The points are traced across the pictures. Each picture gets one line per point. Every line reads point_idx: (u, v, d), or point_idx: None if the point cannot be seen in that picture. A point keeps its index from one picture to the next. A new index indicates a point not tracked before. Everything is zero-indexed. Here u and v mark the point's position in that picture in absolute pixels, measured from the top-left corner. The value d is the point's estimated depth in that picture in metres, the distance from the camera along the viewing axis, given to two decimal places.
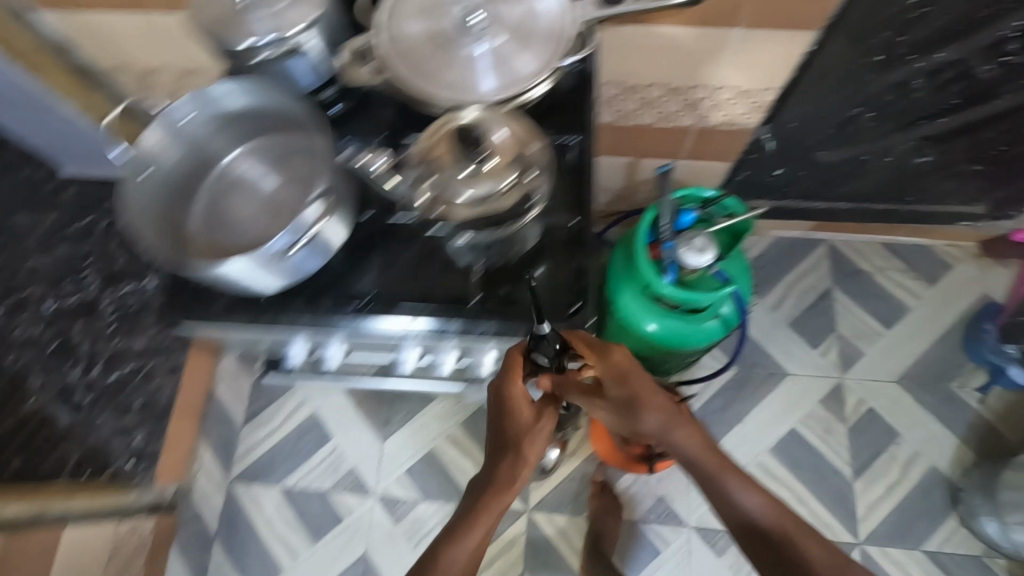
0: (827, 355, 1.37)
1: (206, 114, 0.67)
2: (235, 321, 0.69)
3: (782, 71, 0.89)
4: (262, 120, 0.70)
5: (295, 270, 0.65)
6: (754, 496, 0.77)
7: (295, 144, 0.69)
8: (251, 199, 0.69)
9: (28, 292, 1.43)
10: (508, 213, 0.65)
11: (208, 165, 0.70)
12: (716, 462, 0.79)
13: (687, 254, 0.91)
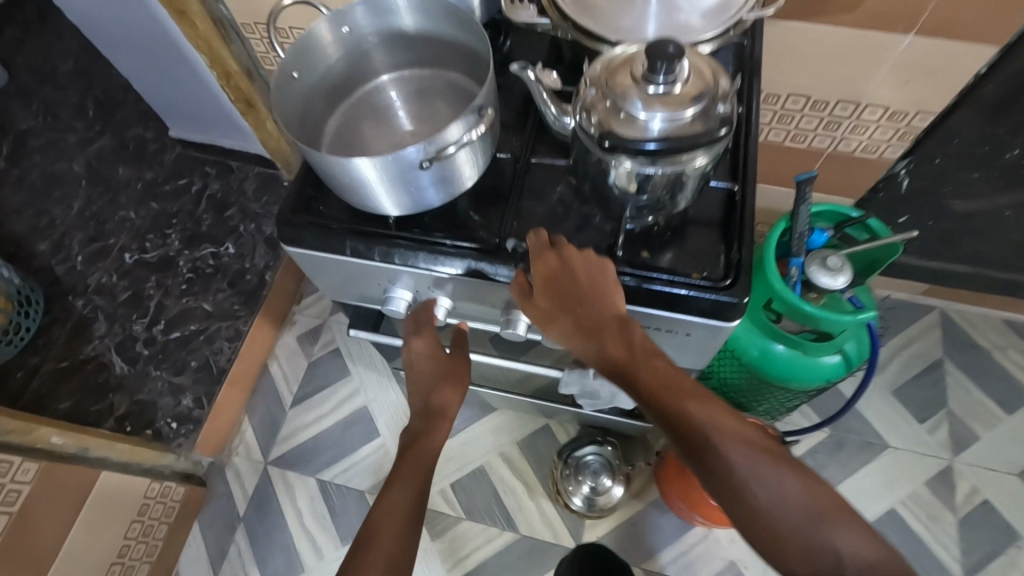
0: (936, 433, 1.22)
1: (379, 28, 0.64)
2: (346, 246, 0.62)
3: (941, 95, 0.84)
4: (425, 51, 0.66)
5: (418, 197, 0.57)
6: (791, 501, 0.50)
7: (455, 83, 0.66)
8: (390, 122, 0.65)
9: (114, 241, 1.46)
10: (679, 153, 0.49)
11: (356, 81, 0.66)
12: (725, 445, 0.52)
13: (819, 274, 0.82)
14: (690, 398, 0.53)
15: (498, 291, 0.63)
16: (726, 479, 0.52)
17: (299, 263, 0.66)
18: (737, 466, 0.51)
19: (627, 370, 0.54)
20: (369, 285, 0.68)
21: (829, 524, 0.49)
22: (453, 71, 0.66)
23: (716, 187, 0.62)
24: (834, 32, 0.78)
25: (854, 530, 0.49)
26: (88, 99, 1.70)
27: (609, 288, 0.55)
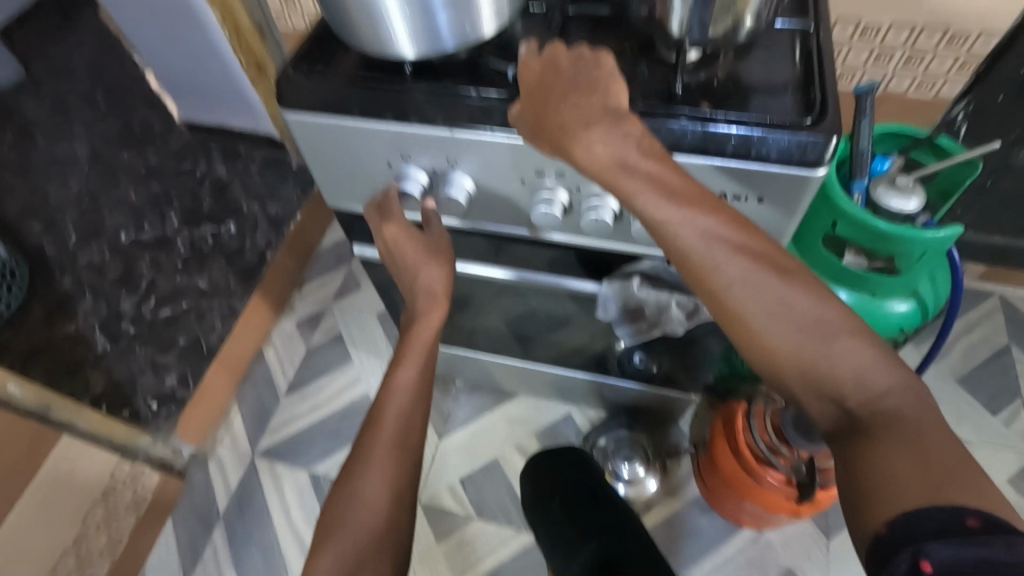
0: (1012, 425, 1.07)
1: None
2: (354, 106, 0.53)
3: (1008, 9, 0.77)
4: None
5: (435, 28, 0.50)
6: (798, 318, 0.43)
7: None
8: None
9: (110, 221, 1.38)
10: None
11: None
12: (727, 259, 0.44)
13: (888, 196, 0.72)
14: (687, 205, 0.43)
15: (529, 158, 0.52)
16: (725, 295, 0.45)
17: (299, 137, 0.58)
18: (735, 283, 0.44)
19: (613, 176, 0.44)
20: (378, 170, 0.59)
21: (844, 349, 0.41)
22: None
23: (784, 31, 0.54)
24: None
25: (873, 354, 0.41)
26: (98, 90, 1.67)
27: (599, 81, 0.46)
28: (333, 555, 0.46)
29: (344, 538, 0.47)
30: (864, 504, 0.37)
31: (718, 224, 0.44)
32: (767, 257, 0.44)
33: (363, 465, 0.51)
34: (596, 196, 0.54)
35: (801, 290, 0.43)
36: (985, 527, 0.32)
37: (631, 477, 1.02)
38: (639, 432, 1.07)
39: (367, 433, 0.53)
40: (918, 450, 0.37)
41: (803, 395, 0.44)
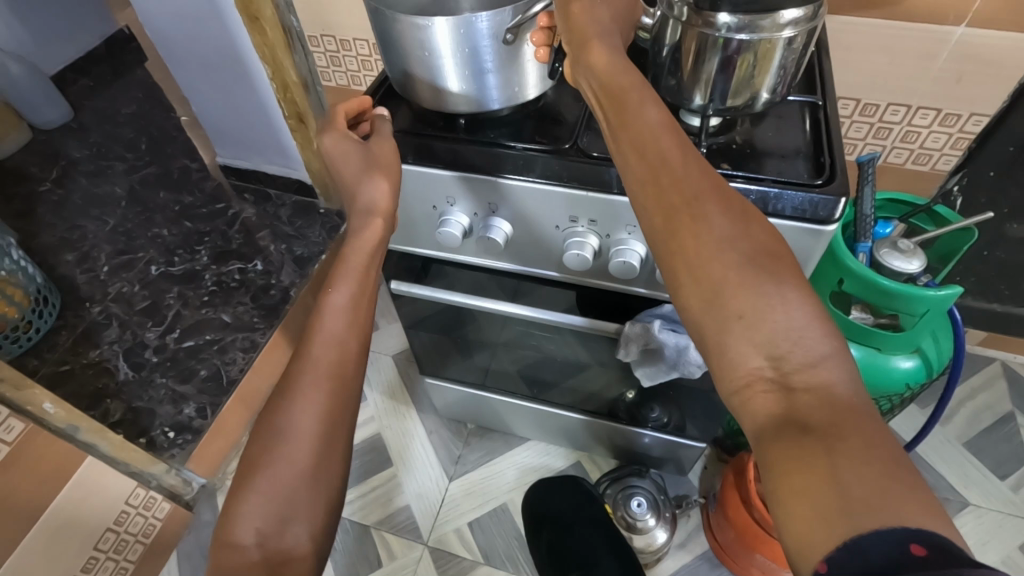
0: (1020, 492, 1.08)
1: None
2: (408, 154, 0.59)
3: (995, 96, 0.84)
4: None
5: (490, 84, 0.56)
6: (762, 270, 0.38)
7: None
8: None
9: (142, 254, 1.44)
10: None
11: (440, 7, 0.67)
12: (703, 206, 0.40)
13: (891, 256, 0.77)
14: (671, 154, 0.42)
15: (562, 204, 0.58)
16: (701, 242, 0.40)
17: None
18: (715, 228, 0.39)
19: (658, 129, 0.43)
20: (424, 211, 0.64)
21: (805, 321, 0.37)
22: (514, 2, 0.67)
23: (797, 103, 0.61)
24: (893, 26, 0.80)
25: (829, 333, 0.37)
26: (143, 135, 1.79)
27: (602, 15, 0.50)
28: (260, 486, 0.46)
29: (277, 464, 0.47)
30: (812, 513, 0.32)
31: (692, 170, 0.41)
32: (735, 210, 0.40)
33: (292, 400, 0.49)
34: (623, 241, 0.59)
35: (770, 249, 0.39)
36: (933, 557, 0.28)
37: (642, 525, 1.01)
38: (648, 479, 1.05)
39: (301, 359, 0.51)
40: (868, 448, 0.32)
41: (741, 368, 0.38)
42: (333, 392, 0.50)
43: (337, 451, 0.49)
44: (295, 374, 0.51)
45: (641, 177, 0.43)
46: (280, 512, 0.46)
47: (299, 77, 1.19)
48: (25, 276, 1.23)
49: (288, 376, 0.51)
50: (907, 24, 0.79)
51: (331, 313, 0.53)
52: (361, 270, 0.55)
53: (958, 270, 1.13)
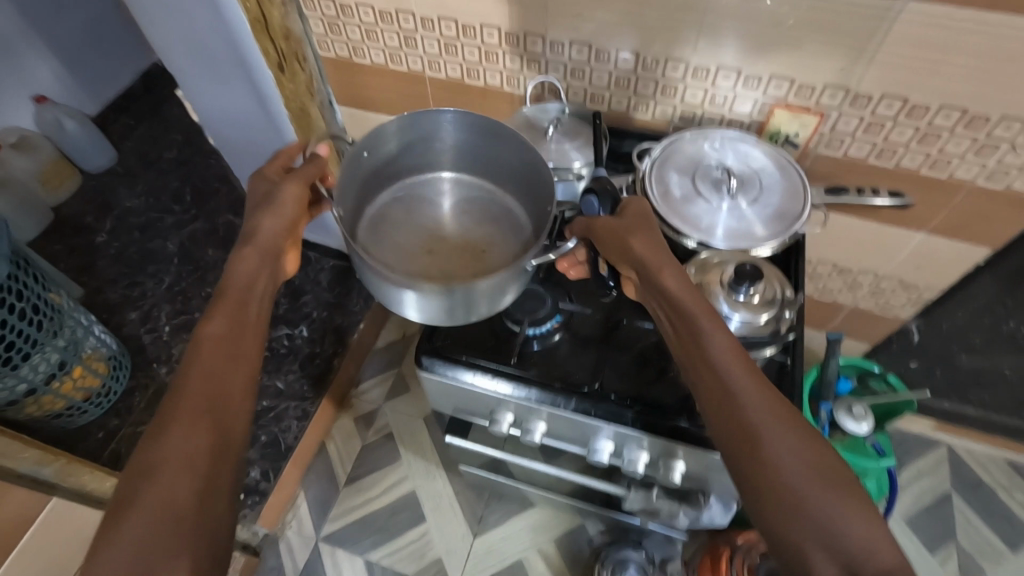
0: (946, 565, 1.31)
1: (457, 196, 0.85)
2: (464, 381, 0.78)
3: (947, 278, 1.00)
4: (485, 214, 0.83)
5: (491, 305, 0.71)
6: (803, 462, 0.52)
7: (490, 234, 0.81)
8: (408, 240, 0.79)
9: (199, 315, 1.62)
10: (748, 349, 0.63)
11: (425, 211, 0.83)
12: (758, 416, 0.54)
13: (845, 418, 0.95)
14: (728, 361, 0.57)
15: (587, 425, 0.77)
16: (761, 441, 0.53)
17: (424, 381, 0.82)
18: (778, 444, 0.53)
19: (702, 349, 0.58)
20: (479, 405, 0.83)
21: (841, 504, 0.51)
22: (486, 177, 0.85)
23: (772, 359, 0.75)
24: (868, 224, 0.95)
25: (860, 506, 0.51)
26: (186, 184, 1.91)
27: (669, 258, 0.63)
28: (133, 524, 0.49)
29: (151, 487, 0.50)
30: None
31: (759, 382, 0.56)
32: (785, 417, 0.55)
33: (169, 425, 0.54)
34: (630, 450, 0.78)
35: (805, 439, 0.54)
36: None
37: None
38: (641, 551, 1.27)
39: (179, 389, 0.56)
40: None
41: (800, 540, 0.50)
42: (202, 419, 0.55)
43: (214, 473, 0.53)
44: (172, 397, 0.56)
45: (721, 396, 0.56)
46: (155, 554, 0.48)
47: None
48: (103, 346, 1.40)
49: (135, 476, 0.51)
50: (881, 225, 0.95)
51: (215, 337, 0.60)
52: (243, 290, 0.64)
53: (915, 378, 1.32)
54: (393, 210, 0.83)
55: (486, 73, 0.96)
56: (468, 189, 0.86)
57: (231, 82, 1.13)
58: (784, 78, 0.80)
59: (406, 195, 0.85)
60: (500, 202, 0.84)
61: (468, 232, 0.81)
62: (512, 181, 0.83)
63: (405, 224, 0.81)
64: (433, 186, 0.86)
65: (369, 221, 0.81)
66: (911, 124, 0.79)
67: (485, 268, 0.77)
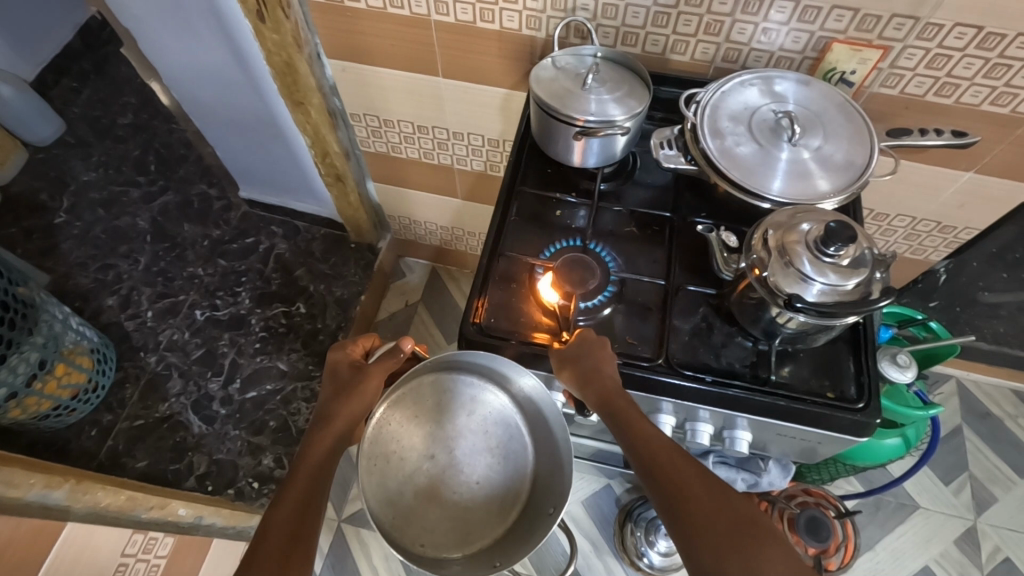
0: (960, 495, 1.35)
1: (495, 411, 0.75)
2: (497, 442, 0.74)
3: (987, 217, 0.97)
4: (501, 445, 0.74)
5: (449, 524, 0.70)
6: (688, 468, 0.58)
7: (492, 472, 0.73)
8: (411, 447, 0.72)
9: (184, 298, 1.51)
10: (839, 316, 0.58)
11: (451, 417, 0.74)
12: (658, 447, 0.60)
13: (888, 367, 0.93)
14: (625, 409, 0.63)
15: (650, 401, 0.72)
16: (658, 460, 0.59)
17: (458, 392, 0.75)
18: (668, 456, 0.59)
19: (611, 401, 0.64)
20: None
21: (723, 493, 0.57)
22: (528, 418, 0.74)
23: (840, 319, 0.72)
24: (914, 166, 0.90)
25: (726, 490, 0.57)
26: (149, 152, 1.74)
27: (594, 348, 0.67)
28: None
29: None
30: None
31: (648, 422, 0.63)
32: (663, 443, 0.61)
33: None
34: (694, 421, 0.74)
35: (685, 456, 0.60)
36: None
37: (669, 550, 1.21)
38: None
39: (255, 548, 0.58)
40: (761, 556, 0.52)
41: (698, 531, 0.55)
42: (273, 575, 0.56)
43: None
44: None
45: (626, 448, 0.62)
46: None
47: (341, 147, 1.22)
48: (84, 338, 1.29)
49: None
50: (928, 166, 0.90)
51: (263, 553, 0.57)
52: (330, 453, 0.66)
53: (934, 317, 1.31)
54: (424, 399, 0.74)
55: (503, 14, 0.85)
56: (512, 419, 0.75)
57: (204, 38, 1.07)
58: (846, 8, 0.72)
59: (449, 381, 0.75)
60: (522, 453, 0.74)
61: (479, 466, 0.73)
62: (550, 452, 0.72)
63: (426, 427, 0.73)
64: (477, 395, 0.75)
65: (394, 402, 0.73)
66: (981, 55, 0.73)
67: (463, 514, 0.71)
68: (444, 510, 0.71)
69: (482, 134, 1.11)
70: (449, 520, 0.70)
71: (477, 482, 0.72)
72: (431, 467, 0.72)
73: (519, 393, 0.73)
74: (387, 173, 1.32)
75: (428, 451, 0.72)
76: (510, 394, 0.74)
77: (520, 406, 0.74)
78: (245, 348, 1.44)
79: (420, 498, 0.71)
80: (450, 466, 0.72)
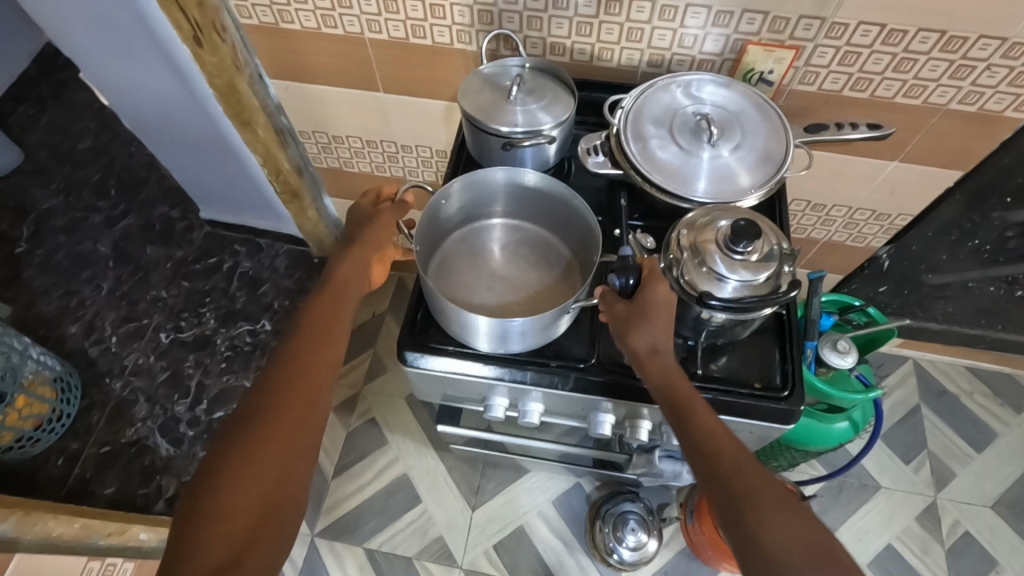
0: (920, 473, 1.38)
1: (515, 235, 0.80)
2: (530, 255, 0.79)
3: (917, 204, 1.01)
4: (538, 254, 0.79)
5: (518, 337, 0.69)
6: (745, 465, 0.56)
7: (542, 271, 0.77)
8: (464, 279, 0.76)
9: (148, 321, 1.51)
10: (752, 310, 0.61)
11: (484, 252, 0.78)
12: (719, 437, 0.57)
13: (830, 353, 0.96)
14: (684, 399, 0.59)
15: (586, 401, 0.74)
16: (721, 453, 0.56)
17: (478, 238, 0.80)
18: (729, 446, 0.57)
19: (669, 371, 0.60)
20: (468, 391, 0.79)
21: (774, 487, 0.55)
22: (555, 232, 0.80)
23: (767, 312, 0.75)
24: (842, 157, 0.93)
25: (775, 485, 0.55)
26: (108, 176, 1.74)
27: (656, 322, 0.61)
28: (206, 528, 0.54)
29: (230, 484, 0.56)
30: None
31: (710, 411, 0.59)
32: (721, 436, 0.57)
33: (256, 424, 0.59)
34: (632, 418, 0.76)
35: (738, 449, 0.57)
36: None
37: (638, 544, 1.23)
38: (639, 502, 1.28)
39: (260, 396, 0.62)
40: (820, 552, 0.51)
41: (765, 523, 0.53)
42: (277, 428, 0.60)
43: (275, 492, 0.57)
44: (200, 501, 0.55)
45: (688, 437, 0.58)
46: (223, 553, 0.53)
47: (293, 165, 1.23)
48: (45, 368, 1.29)
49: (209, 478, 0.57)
50: (854, 157, 0.93)
51: (275, 397, 0.61)
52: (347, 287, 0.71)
53: (884, 301, 1.35)
54: (453, 249, 0.79)
55: (433, 29, 0.87)
56: (544, 239, 0.80)
57: (147, 63, 1.07)
58: (756, 11, 0.74)
59: (470, 233, 0.80)
60: (563, 257, 0.79)
61: (527, 280, 0.76)
62: (574, 236, 0.78)
63: (471, 269, 0.77)
64: (503, 233, 0.80)
65: (432, 261, 0.77)
66: (887, 51, 0.76)
67: (533, 303, 0.74)
68: (515, 310, 0.73)
69: (429, 145, 1.13)
70: (524, 317, 0.73)
71: (532, 285, 0.76)
72: (488, 283, 0.76)
73: (525, 203, 0.79)
74: (342, 187, 1.33)
75: (482, 282, 0.76)
76: (520, 217, 0.81)
77: (532, 221, 0.81)
78: (212, 367, 1.44)
79: (491, 313, 0.73)
80: (501, 276, 0.77)
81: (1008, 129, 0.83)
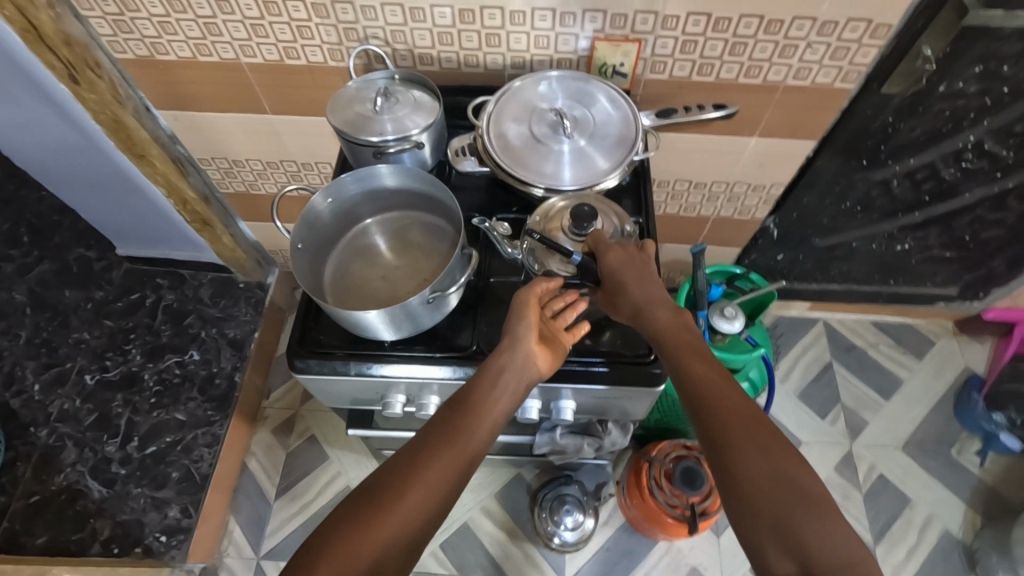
0: (835, 424, 1.47)
1: (400, 224, 0.83)
2: (415, 239, 0.82)
3: (786, 174, 1.09)
4: (425, 237, 0.82)
5: (411, 316, 0.72)
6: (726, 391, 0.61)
7: (430, 252, 0.80)
8: (357, 277, 0.79)
9: (71, 365, 1.48)
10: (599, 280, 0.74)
11: (372, 248, 0.82)
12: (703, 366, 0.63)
13: (720, 320, 1.01)
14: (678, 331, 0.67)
15: None
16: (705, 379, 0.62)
17: (366, 235, 0.83)
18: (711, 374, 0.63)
19: (668, 325, 0.68)
20: (367, 392, 0.82)
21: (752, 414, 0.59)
22: (445, 219, 0.82)
23: None
24: (707, 137, 1.00)
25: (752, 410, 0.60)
26: (19, 224, 1.70)
27: (631, 286, 0.70)
28: None
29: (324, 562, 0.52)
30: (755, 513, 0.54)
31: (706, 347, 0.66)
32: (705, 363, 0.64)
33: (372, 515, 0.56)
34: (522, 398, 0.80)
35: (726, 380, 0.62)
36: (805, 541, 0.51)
37: (575, 525, 1.28)
38: (575, 485, 1.33)
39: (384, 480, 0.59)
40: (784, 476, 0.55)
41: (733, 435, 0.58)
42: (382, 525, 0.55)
43: None
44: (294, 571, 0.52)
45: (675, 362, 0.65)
46: None
47: (199, 193, 1.24)
48: None
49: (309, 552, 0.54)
50: (718, 136, 1.00)
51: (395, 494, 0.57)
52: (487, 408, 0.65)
53: (783, 268, 1.43)
54: (344, 252, 0.82)
55: (305, 50, 0.91)
56: (441, 227, 0.82)
57: (31, 106, 1.07)
58: (595, 10, 0.80)
59: (357, 234, 0.83)
60: (448, 235, 0.81)
61: (417, 265, 0.79)
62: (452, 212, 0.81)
63: (362, 268, 0.80)
64: (397, 225, 0.83)
65: (325, 267, 0.80)
66: (720, 37, 0.83)
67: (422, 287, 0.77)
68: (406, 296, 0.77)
69: (327, 161, 1.16)
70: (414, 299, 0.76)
71: (421, 268, 0.79)
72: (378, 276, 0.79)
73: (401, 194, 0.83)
74: (253, 211, 1.35)
75: (377, 273, 0.80)
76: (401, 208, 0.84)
77: (416, 206, 0.84)
78: (141, 403, 1.43)
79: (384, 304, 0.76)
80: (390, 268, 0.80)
81: (841, 99, 0.91)
